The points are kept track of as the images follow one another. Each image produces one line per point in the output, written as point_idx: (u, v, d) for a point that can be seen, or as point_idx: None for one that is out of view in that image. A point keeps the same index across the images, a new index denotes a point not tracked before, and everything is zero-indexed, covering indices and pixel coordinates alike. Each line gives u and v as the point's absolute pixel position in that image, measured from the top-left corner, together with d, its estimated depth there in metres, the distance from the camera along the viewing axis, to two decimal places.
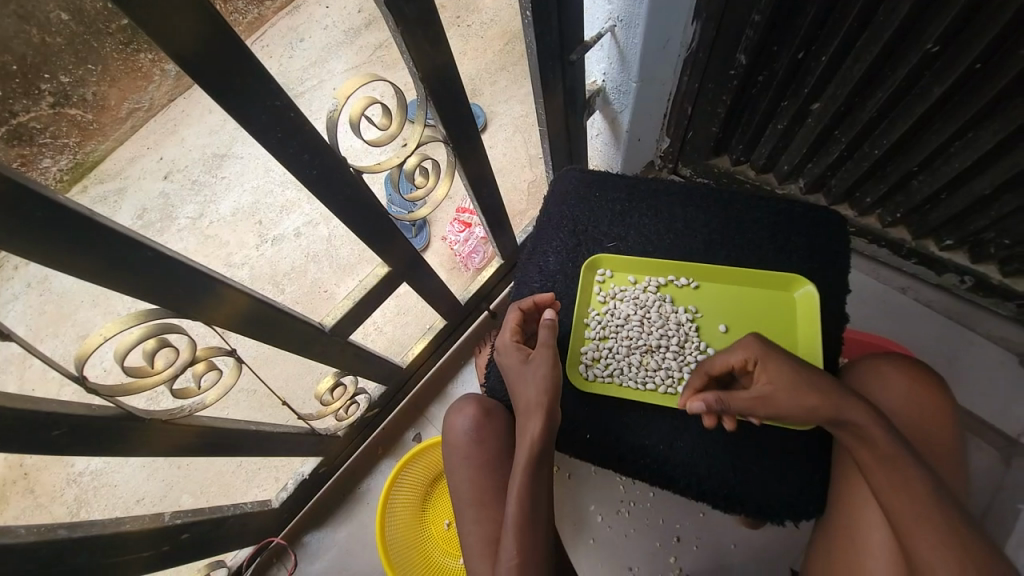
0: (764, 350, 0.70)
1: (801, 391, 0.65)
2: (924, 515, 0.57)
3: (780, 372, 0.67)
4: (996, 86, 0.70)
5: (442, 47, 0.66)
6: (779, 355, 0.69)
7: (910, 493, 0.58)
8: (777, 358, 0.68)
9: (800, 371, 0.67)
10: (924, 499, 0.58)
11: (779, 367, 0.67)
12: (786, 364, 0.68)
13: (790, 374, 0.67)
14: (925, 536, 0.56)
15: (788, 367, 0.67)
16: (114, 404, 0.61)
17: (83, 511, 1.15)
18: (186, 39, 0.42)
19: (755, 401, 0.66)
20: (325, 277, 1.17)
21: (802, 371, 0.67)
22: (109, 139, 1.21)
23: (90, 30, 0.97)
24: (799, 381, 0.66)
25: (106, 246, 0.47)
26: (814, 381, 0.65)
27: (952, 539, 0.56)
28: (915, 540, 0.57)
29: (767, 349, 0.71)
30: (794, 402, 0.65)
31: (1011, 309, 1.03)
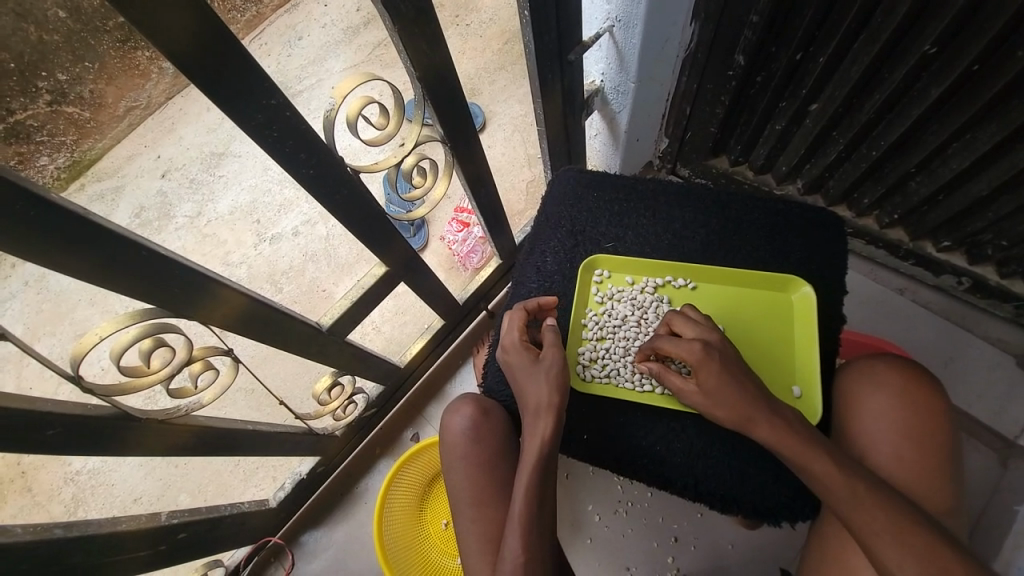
0: (702, 359, 0.68)
1: (721, 406, 0.66)
2: (881, 518, 0.57)
3: (707, 383, 0.67)
4: (993, 87, 0.70)
5: (439, 46, 0.65)
6: (717, 367, 0.67)
7: (867, 498, 0.58)
8: (710, 369, 0.67)
9: (731, 386, 0.66)
10: (882, 504, 0.58)
11: (709, 379, 0.67)
12: (718, 375, 0.67)
13: (717, 389, 0.67)
14: (881, 541, 0.56)
15: (718, 380, 0.67)
16: (110, 403, 0.61)
17: (80, 510, 1.15)
18: (181, 38, 0.42)
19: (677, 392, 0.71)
20: (322, 276, 1.17)
21: (733, 388, 0.66)
22: (108, 138, 1.20)
23: (90, 28, 0.96)
24: (725, 397, 0.66)
25: (102, 245, 0.47)
26: (742, 402, 0.65)
27: (910, 543, 0.56)
28: (872, 544, 0.57)
29: (705, 354, 0.68)
30: (707, 409, 0.68)
31: (1008, 310, 1.03)
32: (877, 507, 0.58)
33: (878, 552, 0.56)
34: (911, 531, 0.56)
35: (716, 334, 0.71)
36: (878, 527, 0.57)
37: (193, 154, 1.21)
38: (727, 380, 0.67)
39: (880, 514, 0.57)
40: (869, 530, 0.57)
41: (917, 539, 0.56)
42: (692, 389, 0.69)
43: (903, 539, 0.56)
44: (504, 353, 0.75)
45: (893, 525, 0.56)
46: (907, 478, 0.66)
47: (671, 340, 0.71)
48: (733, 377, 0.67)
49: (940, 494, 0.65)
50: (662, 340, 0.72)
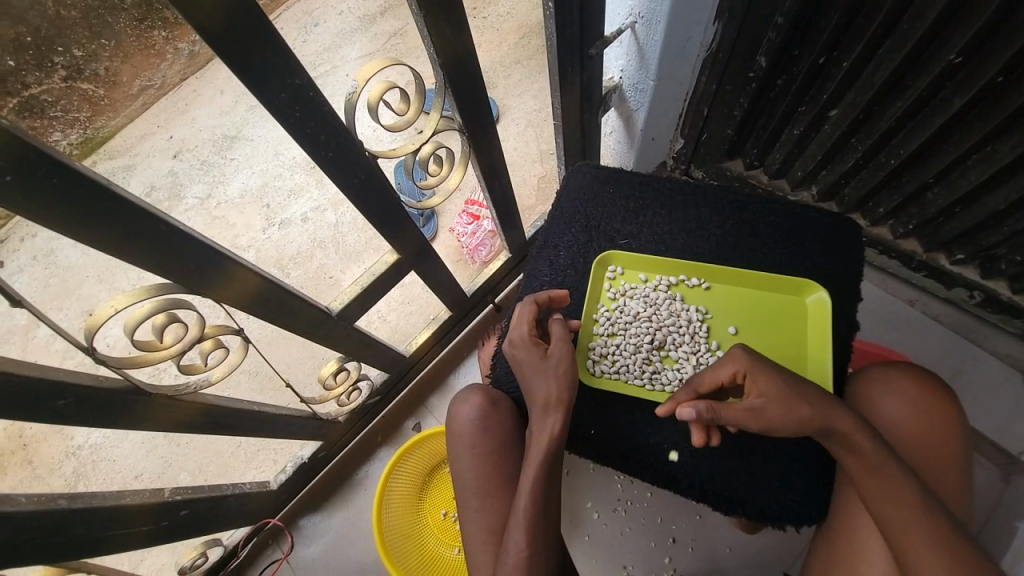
0: (755, 363, 0.68)
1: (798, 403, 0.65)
2: (905, 510, 0.59)
3: (770, 387, 0.66)
4: (1017, 100, 0.69)
5: (464, 33, 0.65)
6: (772, 368, 0.68)
7: (895, 495, 0.59)
8: (767, 370, 0.67)
9: (792, 385, 0.66)
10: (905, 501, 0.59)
11: (771, 384, 0.66)
12: (779, 377, 0.67)
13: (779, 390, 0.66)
14: (909, 539, 0.58)
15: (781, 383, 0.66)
16: (121, 377, 0.61)
17: (81, 484, 1.15)
18: (210, 7, 0.41)
19: (747, 413, 0.66)
20: (330, 263, 1.23)
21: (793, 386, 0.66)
22: (122, 116, 1.05)
23: (108, 5, 0.70)
24: (790, 398, 0.65)
25: (123, 218, 0.47)
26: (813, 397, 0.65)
27: (939, 542, 0.57)
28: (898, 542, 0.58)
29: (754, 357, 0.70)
30: (778, 418, 0.65)
31: (1019, 326, 1.02)
32: (905, 507, 0.59)
33: (907, 548, 0.58)
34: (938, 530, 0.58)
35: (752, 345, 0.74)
36: (906, 527, 0.58)
37: (205, 136, 1.17)
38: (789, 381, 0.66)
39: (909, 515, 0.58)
40: (895, 522, 0.59)
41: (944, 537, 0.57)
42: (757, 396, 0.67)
43: (932, 537, 0.57)
44: (511, 347, 0.74)
45: (921, 524, 0.58)
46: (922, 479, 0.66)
47: (709, 368, 0.72)
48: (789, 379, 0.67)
49: (955, 496, 0.66)
50: (705, 373, 0.72)
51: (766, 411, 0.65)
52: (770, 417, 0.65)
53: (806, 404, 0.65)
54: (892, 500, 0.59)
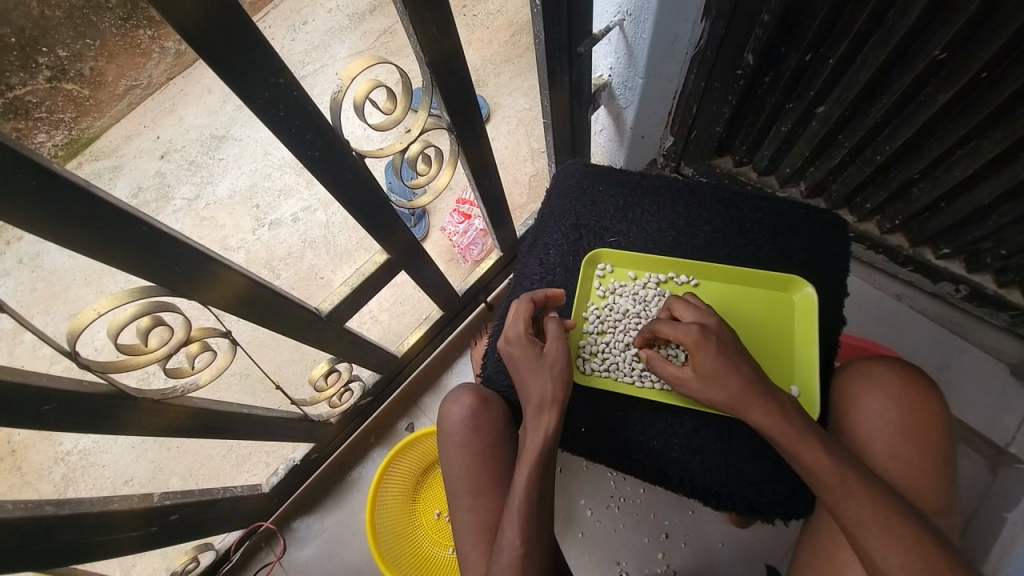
0: (698, 341, 0.69)
1: (729, 383, 0.67)
2: (867, 509, 0.58)
3: (702, 364, 0.69)
4: (1000, 96, 0.70)
5: (450, 31, 0.65)
6: (712, 348, 0.69)
7: (854, 492, 0.59)
8: (706, 349, 0.69)
9: (726, 366, 0.68)
10: (869, 498, 0.58)
11: (705, 362, 0.68)
12: (717, 357, 0.68)
13: (713, 373, 0.68)
14: (870, 539, 0.57)
15: (714, 363, 0.68)
16: (106, 381, 0.60)
17: (71, 490, 1.14)
18: (192, 6, 0.41)
19: (677, 376, 0.71)
20: (321, 264, 1.24)
21: (728, 367, 0.68)
22: (105, 117, 1.06)
23: (92, 4, 0.69)
24: (719, 379, 0.68)
25: (104, 220, 0.47)
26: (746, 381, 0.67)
27: (902, 542, 0.56)
28: (861, 542, 0.57)
29: (704, 334, 0.70)
30: (702, 392, 0.69)
31: (1004, 320, 1.03)
32: (868, 507, 0.58)
33: (867, 546, 0.57)
34: (901, 530, 0.57)
35: (714, 319, 0.73)
36: (869, 526, 0.57)
37: (193, 136, 1.18)
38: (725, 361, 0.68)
39: (872, 513, 0.57)
40: (855, 519, 0.58)
41: (906, 535, 0.56)
42: (690, 373, 0.70)
43: (895, 536, 0.56)
44: (506, 345, 0.73)
45: (883, 521, 0.57)
46: (904, 475, 0.66)
47: (670, 324, 0.73)
48: (728, 358, 0.68)
49: (935, 493, 0.66)
50: (662, 324, 0.74)
51: (701, 380, 0.69)
52: (697, 388, 0.69)
53: (734, 383, 0.67)
54: (853, 496, 0.58)
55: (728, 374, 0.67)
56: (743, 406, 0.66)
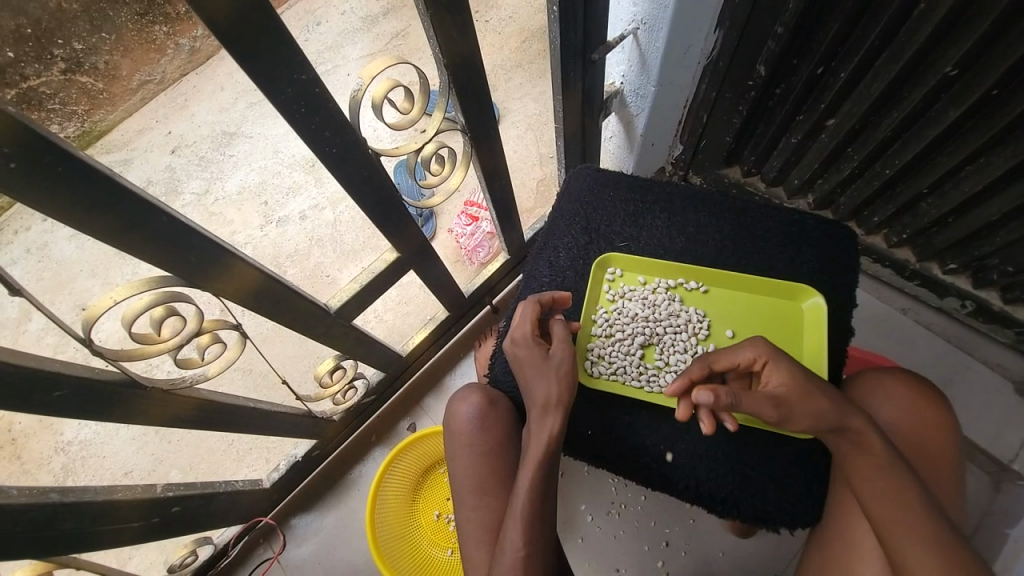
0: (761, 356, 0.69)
1: (800, 409, 0.63)
2: (900, 511, 0.58)
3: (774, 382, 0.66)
4: (1011, 113, 0.70)
5: (470, 35, 0.66)
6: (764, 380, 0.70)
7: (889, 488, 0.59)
8: (785, 367, 0.66)
9: (800, 387, 0.64)
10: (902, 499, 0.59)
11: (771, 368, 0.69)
12: (795, 380, 0.65)
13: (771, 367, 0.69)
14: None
15: (787, 390, 0.64)
16: (117, 369, 0.61)
17: (70, 480, 1.14)
18: (223, 4, 0.42)
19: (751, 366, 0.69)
20: (326, 263, 1.29)
21: (799, 386, 0.64)
22: (118, 110, 1.00)
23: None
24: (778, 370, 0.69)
25: (123, 208, 0.47)
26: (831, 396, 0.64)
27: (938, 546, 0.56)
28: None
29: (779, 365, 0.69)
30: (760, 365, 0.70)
31: (1008, 337, 1.03)
32: (902, 509, 0.58)
33: (900, 547, 0.57)
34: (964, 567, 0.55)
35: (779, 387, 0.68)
36: (902, 530, 0.57)
37: (205, 131, 1.15)
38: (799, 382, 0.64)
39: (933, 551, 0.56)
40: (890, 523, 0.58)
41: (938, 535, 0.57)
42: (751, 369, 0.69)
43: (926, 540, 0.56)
44: (512, 346, 0.74)
45: (916, 522, 0.57)
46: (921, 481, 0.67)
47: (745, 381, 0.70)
48: (806, 381, 0.64)
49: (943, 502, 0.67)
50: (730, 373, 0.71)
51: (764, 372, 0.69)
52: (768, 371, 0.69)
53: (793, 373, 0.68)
54: (888, 495, 0.59)
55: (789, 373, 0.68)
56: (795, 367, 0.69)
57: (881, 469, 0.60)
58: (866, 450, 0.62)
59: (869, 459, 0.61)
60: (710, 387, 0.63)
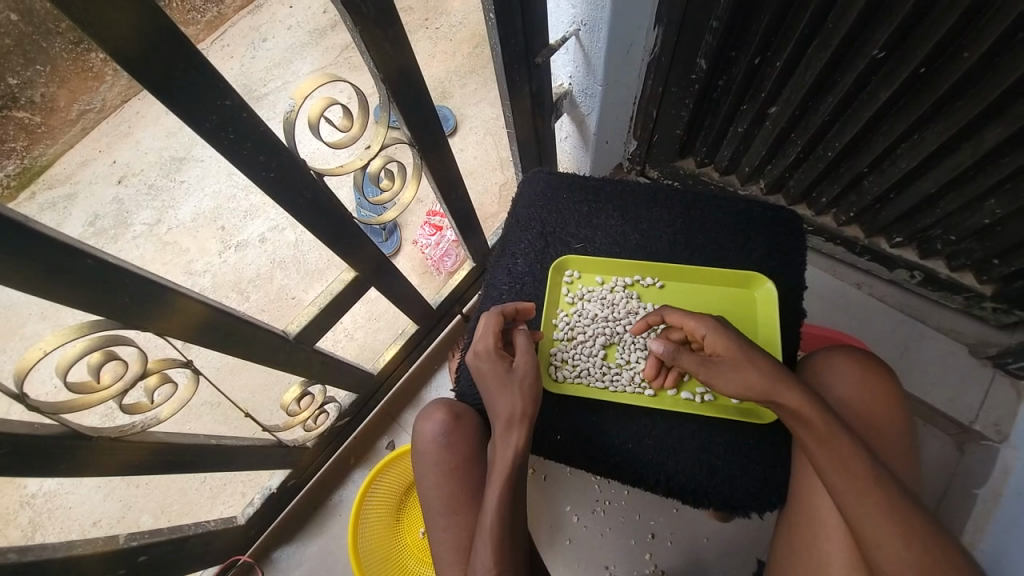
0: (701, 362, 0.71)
1: (740, 376, 0.67)
2: (852, 475, 0.59)
3: (716, 345, 0.71)
4: (939, 90, 0.73)
5: (404, 48, 0.65)
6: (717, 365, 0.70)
7: (840, 450, 0.60)
8: (720, 331, 0.71)
9: (738, 347, 0.69)
10: (853, 462, 0.60)
11: (720, 351, 0.70)
12: (735, 343, 0.70)
13: (725, 352, 0.70)
14: (892, 553, 0.56)
15: (729, 355, 0.70)
16: (58, 422, 0.57)
17: (38, 534, 1.08)
18: (129, 35, 0.40)
19: (700, 362, 0.71)
20: (291, 283, 1.16)
21: (737, 350, 0.69)
22: (58, 143, 1.14)
23: (41, 31, 0.76)
24: (733, 368, 0.68)
25: (44, 257, 0.44)
26: (770, 368, 0.66)
27: (886, 504, 0.58)
28: (878, 555, 0.57)
29: (714, 348, 0.71)
30: (724, 378, 0.69)
31: (958, 301, 1.07)
32: (853, 472, 0.59)
33: (852, 509, 0.58)
34: (923, 537, 0.57)
35: (732, 347, 0.70)
36: (853, 491, 0.59)
37: (153, 157, 1.17)
38: (737, 347, 0.69)
39: (889, 520, 0.57)
40: (841, 486, 0.59)
41: (886, 496, 0.58)
42: (702, 362, 0.71)
43: (874, 500, 0.58)
44: (475, 359, 0.73)
45: (864, 483, 0.59)
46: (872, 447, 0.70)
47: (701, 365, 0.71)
48: (739, 343, 0.70)
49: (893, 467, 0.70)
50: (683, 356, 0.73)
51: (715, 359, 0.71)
52: (719, 372, 0.70)
53: (748, 364, 0.68)
54: (839, 461, 0.60)
55: (745, 351, 0.69)
56: (749, 354, 0.69)
57: (831, 441, 0.61)
58: (814, 422, 0.62)
59: (819, 432, 0.62)
60: (673, 347, 0.74)
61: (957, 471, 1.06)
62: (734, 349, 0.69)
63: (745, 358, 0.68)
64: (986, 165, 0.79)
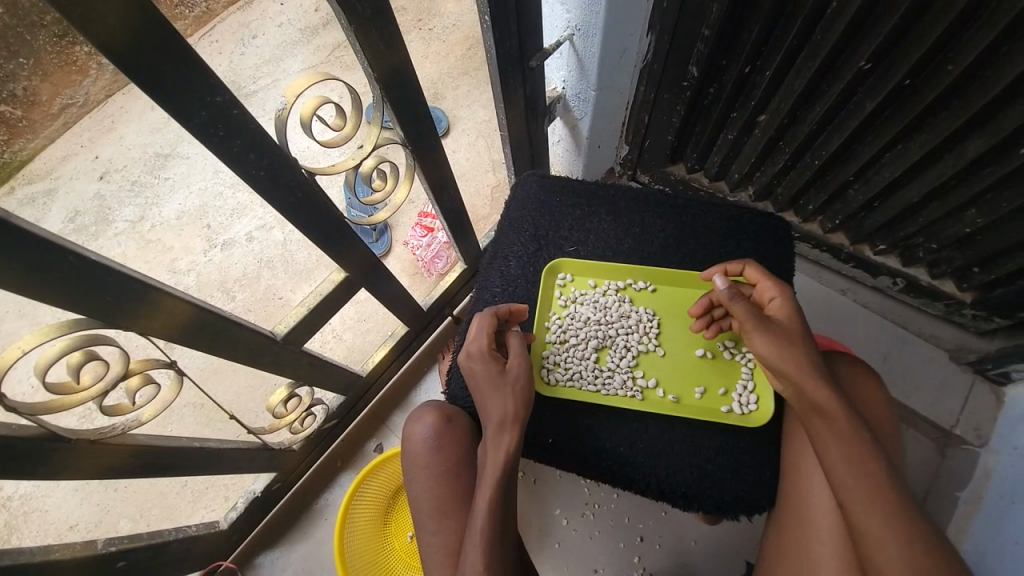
0: (751, 314, 0.72)
1: (790, 342, 0.68)
2: (863, 474, 0.60)
3: (779, 310, 0.72)
4: (923, 101, 0.74)
5: (399, 48, 0.64)
6: (769, 324, 0.71)
7: (853, 445, 0.61)
8: (791, 301, 0.73)
9: (801, 323, 0.71)
10: (868, 462, 0.61)
11: (783, 316, 0.72)
12: (799, 318, 0.71)
13: (788, 320, 0.71)
14: (892, 554, 0.57)
15: (787, 322, 0.71)
16: (36, 423, 0.55)
17: (12, 539, 1.04)
18: (118, 26, 0.39)
19: (755, 316, 0.72)
20: (278, 284, 1.15)
21: (799, 321, 0.71)
22: (41, 137, 1.03)
23: (26, 23, 0.70)
24: (786, 336, 0.69)
25: (26, 254, 0.43)
26: (812, 352, 0.68)
27: (891, 507, 0.58)
28: (876, 554, 0.58)
29: (777, 312, 0.73)
30: (770, 339, 0.69)
31: (940, 307, 1.09)
32: (864, 470, 0.60)
33: (856, 508, 0.59)
34: (924, 542, 0.58)
35: (800, 319, 0.72)
36: (860, 490, 0.59)
37: (135, 154, 1.14)
38: (797, 321, 0.71)
39: (893, 522, 0.58)
40: (849, 484, 0.60)
41: (890, 498, 0.59)
42: (756, 316, 0.71)
43: (879, 500, 0.59)
44: (468, 360, 0.73)
45: (871, 483, 0.60)
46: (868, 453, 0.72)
47: (754, 315, 0.72)
48: (802, 323, 0.71)
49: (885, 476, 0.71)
50: (739, 302, 0.73)
51: (776, 319, 0.72)
52: (767, 330, 0.70)
53: (808, 340, 0.69)
54: (852, 460, 0.61)
55: (805, 326, 0.71)
56: (806, 330, 0.71)
57: (847, 437, 0.62)
58: (836, 414, 0.63)
59: (836, 423, 0.63)
60: (734, 291, 0.74)
61: (938, 473, 1.09)
62: (797, 321, 0.71)
63: (803, 334, 0.70)
64: (966, 176, 0.81)
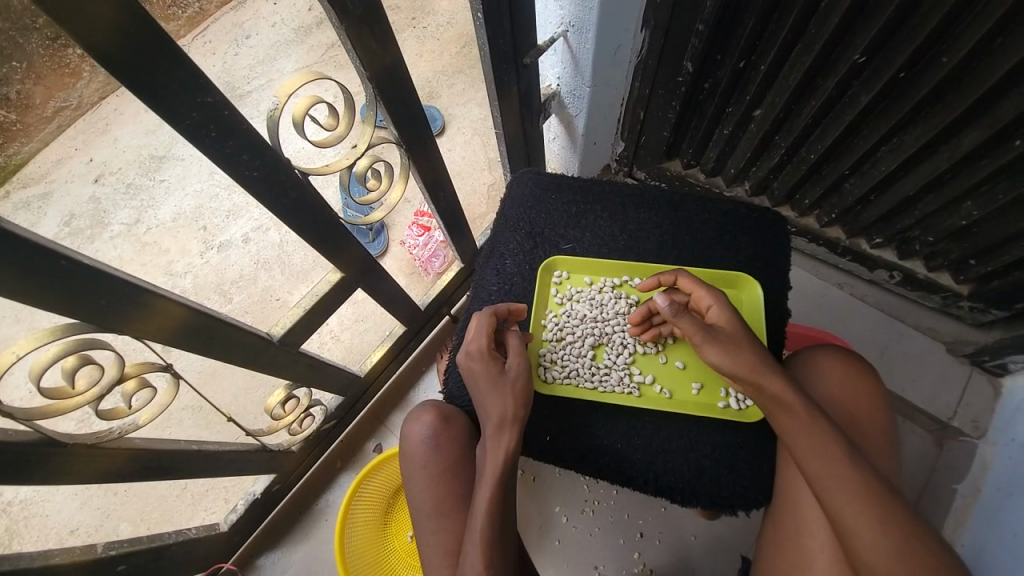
0: (696, 328, 0.71)
1: (735, 352, 0.69)
2: (831, 461, 0.60)
3: (719, 317, 0.73)
4: (919, 93, 0.74)
5: (391, 46, 0.64)
6: (715, 336, 0.71)
7: (818, 434, 0.62)
8: (727, 308, 0.73)
9: (740, 328, 0.72)
10: (836, 451, 0.61)
11: (725, 327, 0.72)
12: (739, 324, 0.72)
13: (727, 330, 0.71)
14: (869, 542, 0.57)
15: (729, 330, 0.71)
16: (31, 429, 0.55)
17: (13, 544, 1.04)
18: (106, 28, 0.39)
19: (698, 328, 0.71)
20: (276, 284, 1.14)
21: (739, 327, 0.71)
22: (35, 140, 1.03)
23: (18, 25, 0.68)
24: (732, 346, 0.69)
25: (19, 260, 0.43)
26: (762, 355, 0.69)
27: (864, 494, 0.58)
28: (855, 543, 0.57)
29: (716, 322, 0.73)
30: (719, 352, 0.69)
31: (936, 300, 1.09)
32: (832, 459, 0.61)
33: (829, 496, 0.59)
34: (900, 527, 0.57)
35: (740, 324, 0.72)
36: (830, 478, 0.60)
37: (130, 157, 1.14)
38: (739, 327, 0.72)
39: (866, 509, 0.58)
40: (820, 473, 0.60)
41: (862, 484, 0.59)
42: (699, 329, 0.71)
43: (850, 487, 0.59)
44: (467, 359, 0.72)
45: (840, 471, 0.60)
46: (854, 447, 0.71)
47: (699, 328, 0.71)
48: (743, 328, 0.72)
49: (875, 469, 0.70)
50: (681, 318, 0.72)
51: (719, 330, 0.72)
52: (715, 343, 0.70)
53: (755, 346, 0.70)
54: (818, 449, 0.61)
55: (746, 333, 0.71)
56: (749, 337, 0.71)
57: (812, 429, 0.63)
58: (794, 407, 0.64)
59: (798, 414, 0.64)
60: (676, 306, 0.73)
61: (936, 466, 1.09)
62: (739, 330, 0.71)
63: (748, 341, 0.70)
64: (962, 168, 0.81)
